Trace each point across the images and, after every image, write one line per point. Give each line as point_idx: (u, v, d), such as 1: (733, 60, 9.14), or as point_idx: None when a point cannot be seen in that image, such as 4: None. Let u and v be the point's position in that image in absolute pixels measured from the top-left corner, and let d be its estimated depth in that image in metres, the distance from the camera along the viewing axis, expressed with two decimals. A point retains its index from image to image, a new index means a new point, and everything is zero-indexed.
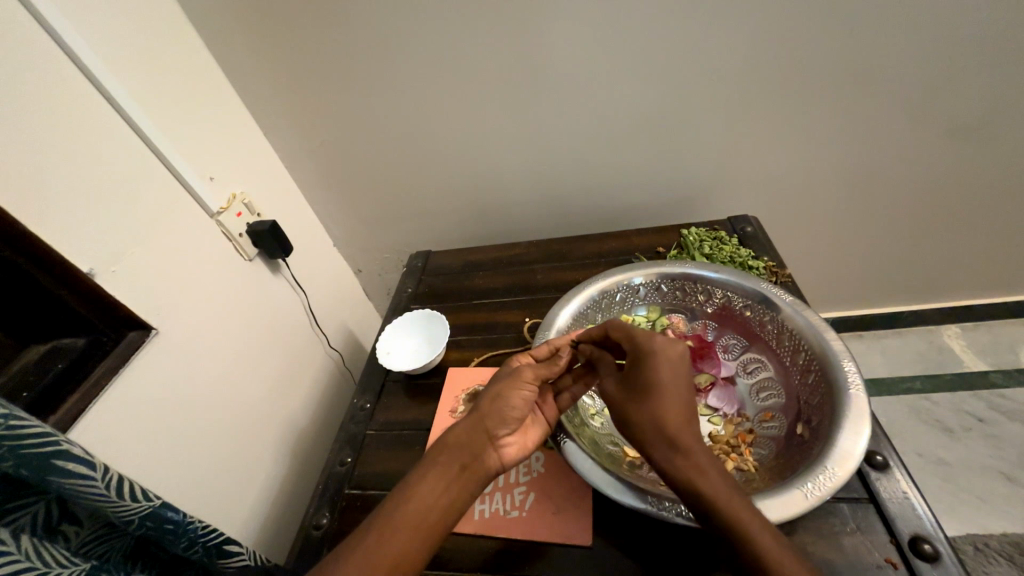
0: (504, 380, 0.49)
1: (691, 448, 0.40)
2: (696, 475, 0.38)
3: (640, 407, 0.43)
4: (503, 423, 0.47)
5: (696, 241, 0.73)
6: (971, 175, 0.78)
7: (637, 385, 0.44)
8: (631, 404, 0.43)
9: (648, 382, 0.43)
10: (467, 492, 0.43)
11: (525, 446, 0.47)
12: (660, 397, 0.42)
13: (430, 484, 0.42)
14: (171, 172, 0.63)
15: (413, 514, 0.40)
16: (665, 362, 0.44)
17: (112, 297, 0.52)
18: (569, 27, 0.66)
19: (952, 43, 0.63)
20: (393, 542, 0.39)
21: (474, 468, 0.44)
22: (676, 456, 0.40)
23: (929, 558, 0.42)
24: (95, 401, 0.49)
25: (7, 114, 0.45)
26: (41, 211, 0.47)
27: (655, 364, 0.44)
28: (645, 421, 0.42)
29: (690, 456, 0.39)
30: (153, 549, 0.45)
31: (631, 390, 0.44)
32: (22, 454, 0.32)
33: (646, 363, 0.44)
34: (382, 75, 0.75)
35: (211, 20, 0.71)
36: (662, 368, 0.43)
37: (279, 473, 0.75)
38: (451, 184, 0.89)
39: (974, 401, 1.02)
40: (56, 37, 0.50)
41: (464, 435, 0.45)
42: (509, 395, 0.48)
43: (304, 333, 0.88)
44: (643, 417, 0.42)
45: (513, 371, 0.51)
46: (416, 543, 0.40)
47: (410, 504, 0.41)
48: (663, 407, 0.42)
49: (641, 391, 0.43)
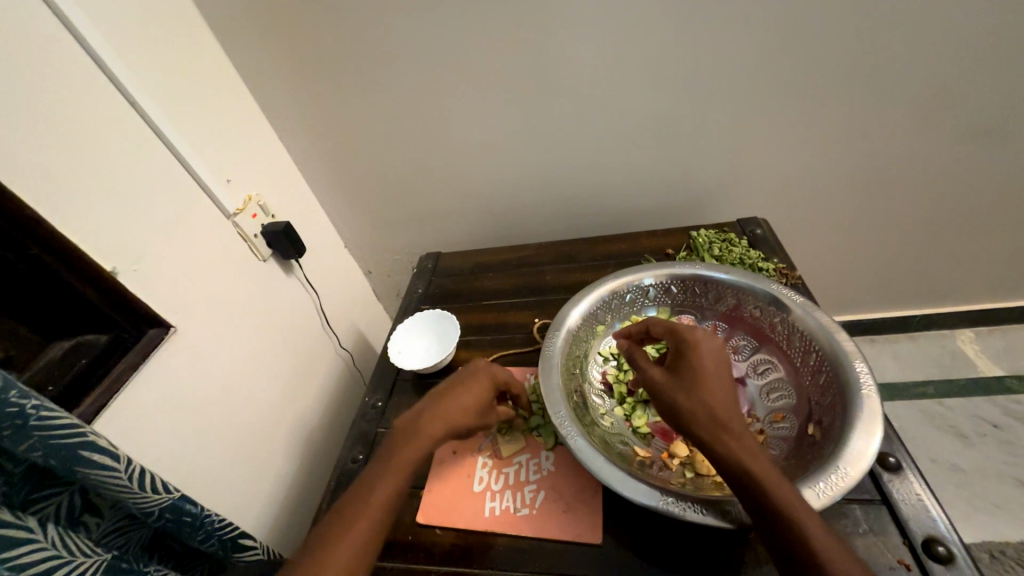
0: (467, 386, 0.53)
1: (740, 432, 0.40)
2: (757, 457, 0.39)
3: (691, 392, 0.43)
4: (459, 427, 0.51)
5: (706, 243, 0.73)
6: (985, 176, 0.78)
7: (686, 374, 0.45)
8: (680, 390, 0.44)
9: (697, 370, 0.44)
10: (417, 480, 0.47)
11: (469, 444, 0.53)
12: (711, 384, 0.43)
13: (387, 474, 0.45)
14: (190, 175, 0.65)
15: (376, 501, 0.43)
16: (710, 353, 0.46)
17: (134, 295, 0.54)
18: (578, 33, 0.67)
19: (963, 44, 0.63)
20: (359, 526, 0.42)
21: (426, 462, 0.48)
22: (728, 439, 0.40)
23: (942, 560, 0.42)
24: (116, 395, 0.50)
25: (19, 105, 0.46)
26: (67, 216, 0.49)
27: (702, 354, 0.46)
28: (692, 408, 0.42)
29: (741, 438, 0.40)
30: (169, 542, 0.46)
31: (680, 375, 0.45)
32: (52, 444, 0.33)
33: (693, 351, 0.46)
34: (392, 80, 0.76)
35: (228, 26, 0.73)
36: (708, 358, 0.45)
37: (290, 471, 0.76)
38: (461, 186, 0.90)
39: (989, 407, 1.00)
40: (82, 40, 0.52)
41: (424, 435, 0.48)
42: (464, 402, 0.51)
43: (316, 333, 0.89)
44: (696, 404, 0.42)
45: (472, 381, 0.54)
46: (379, 520, 0.43)
47: (371, 490, 0.44)
48: (711, 396, 0.42)
49: (690, 378, 0.44)
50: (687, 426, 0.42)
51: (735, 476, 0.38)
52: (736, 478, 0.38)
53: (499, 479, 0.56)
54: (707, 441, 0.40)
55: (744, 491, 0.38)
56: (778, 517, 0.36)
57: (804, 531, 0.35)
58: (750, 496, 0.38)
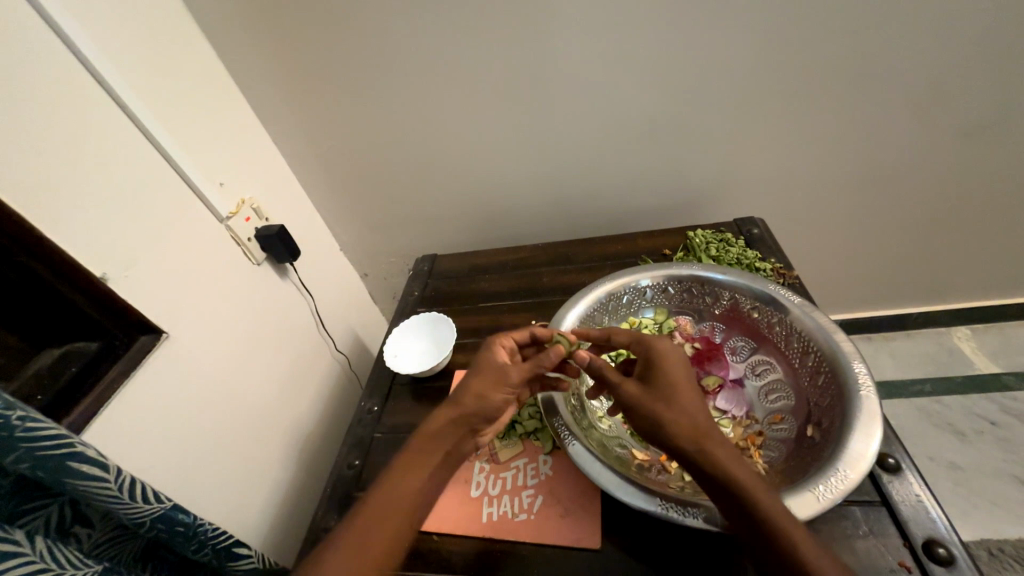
0: (494, 373, 0.49)
1: (723, 440, 0.40)
2: (740, 466, 0.38)
3: (670, 404, 0.43)
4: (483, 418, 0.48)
5: (703, 243, 0.73)
6: (981, 175, 0.78)
7: (660, 385, 0.45)
8: (659, 402, 0.43)
9: (669, 381, 0.44)
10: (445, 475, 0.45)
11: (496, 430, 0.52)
12: (687, 395, 0.43)
13: (410, 474, 0.43)
14: (183, 179, 0.64)
15: (394, 517, 0.41)
16: (679, 364, 0.46)
17: (126, 301, 0.53)
18: (574, 33, 0.67)
19: (959, 43, 0.63)
20: (378, 540, 0.40)
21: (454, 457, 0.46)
22: (713, 448, 0.39)
23: (943, 562, 0.42)
24: (107, 403, 0.50)
25: (6, 109, 0.45)
26: (57, 221, 0.48)
27: (671, 364, 0.46)
28: (674, 419, 0.42)
29: (724, 446, 0.40)
30: (163, 551, 0.46)
31: (655, 388, 0.45)
32: (39, 455, 0.32)
33: (663, 362, 0.46)
34: (387, 81, 0.75)
35: (222, 29, 0.72)
36: (677, 368, 0.46)
37: (287, 477, 0.75)
38: (457, 188, 0.90)
39: (986, 404, 1.00)
40: (70, 44, 0.51)
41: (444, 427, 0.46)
42: (490, 393, 0.48)
43: (312, 336, 0.88)
44: (676, 415, 0.42)
45: (499, 366, 0.50)
46: (400, 535, 0.41)
47: (393, 499, 0.41)
48: (689, 406, 0.42)
49: (664, 389, 0.44)
50: (669, 438, 0.41)
51: (722, 487, 0.38)
52: (722, 489, 0.38)
53: (497, 484, 0.56)
54: (692, 451, 0.40)
55: (731, 501, 0.37)
56: (766, 526, 0.36)
57: (793, 539, 0.35)
58: (737, 506, 0.37)
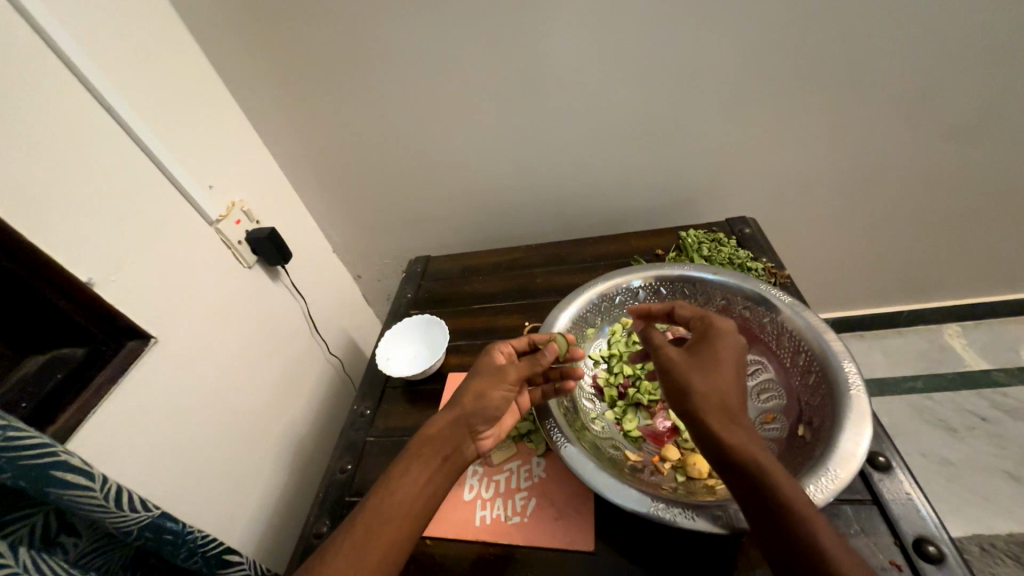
0: (493, 373, 0.50)
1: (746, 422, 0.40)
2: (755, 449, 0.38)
3: (709, 376, 0.43)
4: (483, 418, 0.48)
5: (695, 243, 0.73)
6: (967, 173, 0.79)
7: (706, 358, 0.44)
8: (697, 372, 0.43)
9: (716, 353, 0.44)
10: (448, 479, 0.45)
11: (499, 437, 0.50)
12: (727, 371, 0.43)
13: (409, 473, 0.43)
14: (173, 183, 0.64)
15: (390, 514, 0.41)
16: (735, 341, 0.45)
17: (114, 307, 0.53)
18: (563, 34, 0.67)
19: (945, 43, 0.64)
20: (378, 540, 0.39)
21: (454, 459, 0.46)
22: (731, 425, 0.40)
23: (934, 560, 0.42)
24: (95, 410, 0.49)
25: None
26: (42, 227, 0.48)
27: (725, 337, 0.45)
28: (705, 391, 0.42)
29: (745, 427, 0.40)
30: (153, 560, 0.45)
31: (699, 359, 0.44)
32: (20, 466, 0.32)
33: (716, 336, 0.46)
34: (378, 83, 0.75)
35: (211, 31, 0.72)
36: (730, 343, 0.45)
37: (279, 481, 0.75)
38: (449, 189, 0.89)
39: (977, 400, 1.01)
40: (55, 48, 0.51)
41: (444, 427, 0.46)
42: (489, 392, 0.49)
43: (304, 340, 0.87)
44: (711, 388, 0.42)
45: (496, 367, 0.51)
46: (401, 535, 0.41)
47: (393, 499, 0.42)
48: (726, 380, 0.42)
49: (709, 361, 0.44)
50: (695, 406, 0.42)
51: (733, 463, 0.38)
52: (730, 465, 0.38)
53: (490, 487, 0.56)
54: (716, 426, 0.40)
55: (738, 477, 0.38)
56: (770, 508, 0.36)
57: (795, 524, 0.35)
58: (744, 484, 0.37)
